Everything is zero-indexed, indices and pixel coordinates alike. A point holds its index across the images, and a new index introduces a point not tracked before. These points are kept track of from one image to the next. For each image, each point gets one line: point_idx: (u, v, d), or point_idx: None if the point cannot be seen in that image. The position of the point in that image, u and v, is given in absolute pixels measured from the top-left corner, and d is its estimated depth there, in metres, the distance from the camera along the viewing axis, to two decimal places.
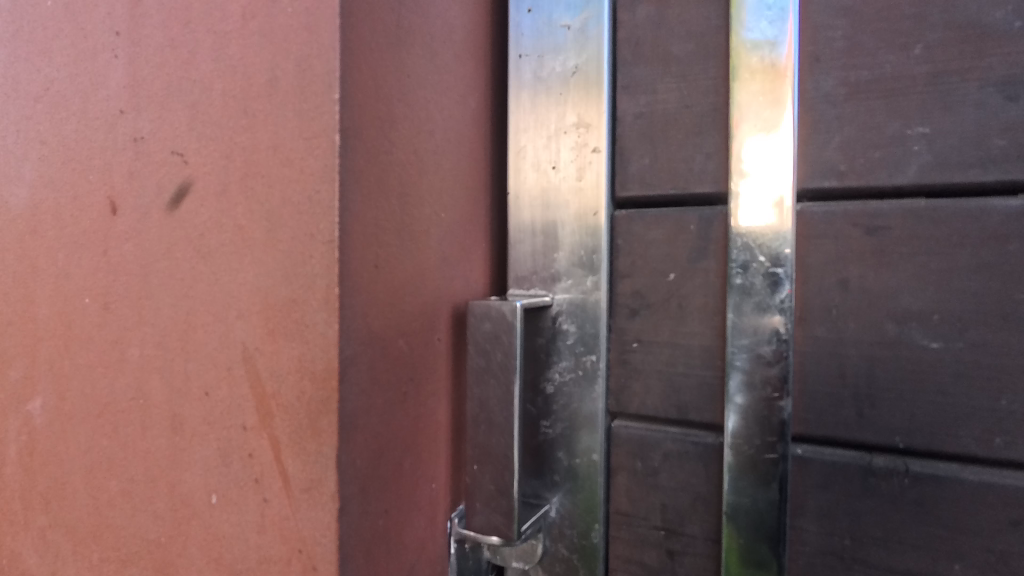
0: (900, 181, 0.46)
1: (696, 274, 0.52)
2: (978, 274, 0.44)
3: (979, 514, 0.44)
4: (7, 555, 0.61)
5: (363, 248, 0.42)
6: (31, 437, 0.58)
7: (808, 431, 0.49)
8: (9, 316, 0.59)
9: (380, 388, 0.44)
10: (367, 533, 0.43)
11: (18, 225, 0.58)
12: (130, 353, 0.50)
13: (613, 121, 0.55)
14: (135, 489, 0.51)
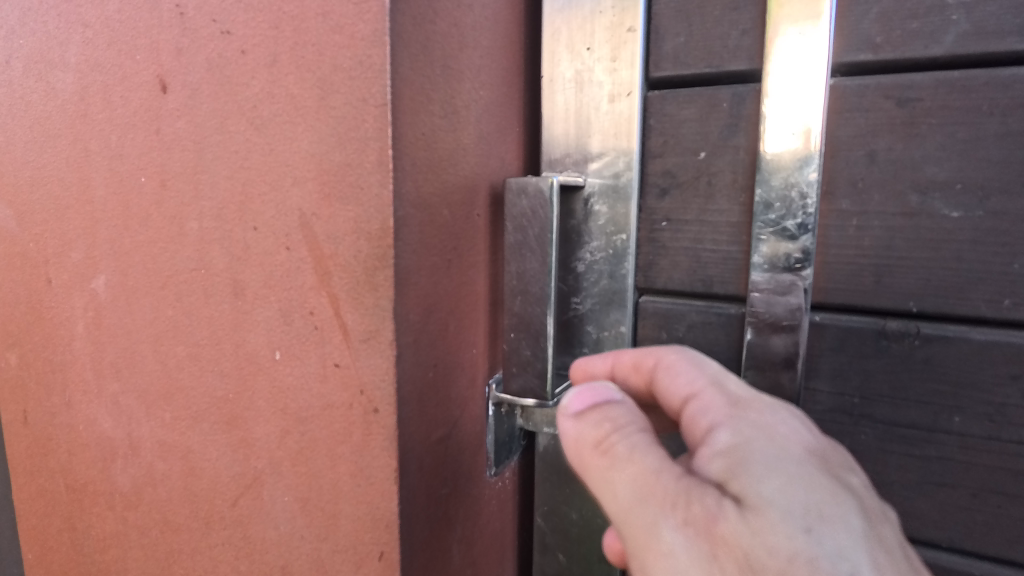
0: (936, 52, 0.46)
1: (727, 152, 0.54)
2: (1004, 143, 0.45)
3: (983, 370, 0.48)
4: (82, 421, 0.67)
5: (412, 114, 0.44)
6: (97, 312, 0.62)
7: (827, 299, 0.52)
8: (67, 199, 0.62)
9: (428, 252, 0.47)
10: (420, 382, 0.47)
11: (68, 110, 0.60)
12: (190, 227, 0.53)
13: None
14: (201, 352, 0.55)
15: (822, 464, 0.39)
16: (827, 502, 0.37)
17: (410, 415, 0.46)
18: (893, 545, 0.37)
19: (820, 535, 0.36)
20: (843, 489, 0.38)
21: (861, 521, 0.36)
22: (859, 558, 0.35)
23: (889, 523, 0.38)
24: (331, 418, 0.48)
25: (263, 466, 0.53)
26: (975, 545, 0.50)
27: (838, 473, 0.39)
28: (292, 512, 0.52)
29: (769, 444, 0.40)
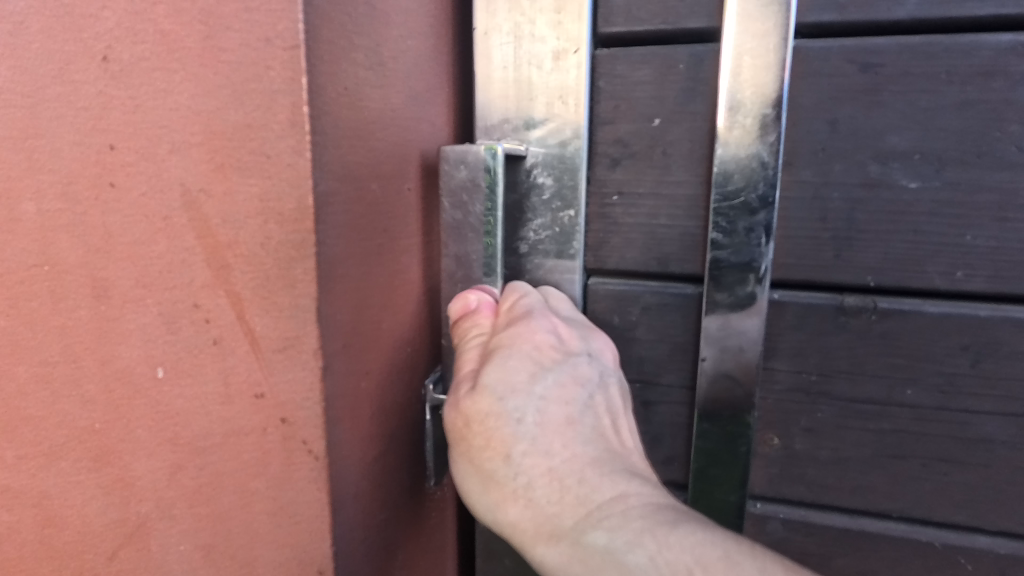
0: (899, 15, 0.44)
1: (682, 118, 0.49)
2: (963, 113, 0.44)
3: (935, 342, 0.47)
4: None
5: (332, 60, 0.34)
6: None
7: (787, 276, 0.49)
8: None
9: (355, 236, 0.38)
10: (354, 392, 0.39)
11: None
12: (21, 209, 0.40)
13: None
14: (53, 372, 0.42)
15: (550, 346, 0.44)
16: (524, 370, 0.43)
17: (342, 436, 0.38)
18: (578, 396, 0.44)
19: (513, 390, 0.42)
20: (555, 358, 0.44)
21: (551, 377, 0.43)
22: (528, 403, 0.42)
23: (593, 387, 0.45)
24: (239, 447, 0.39)
25: (149, 509, 0.42)
26: (923, 511, 0.51)
27: (563, 350, 0.45)
28: (193, 563, 0.42)
29: (515, 330, 0.44)
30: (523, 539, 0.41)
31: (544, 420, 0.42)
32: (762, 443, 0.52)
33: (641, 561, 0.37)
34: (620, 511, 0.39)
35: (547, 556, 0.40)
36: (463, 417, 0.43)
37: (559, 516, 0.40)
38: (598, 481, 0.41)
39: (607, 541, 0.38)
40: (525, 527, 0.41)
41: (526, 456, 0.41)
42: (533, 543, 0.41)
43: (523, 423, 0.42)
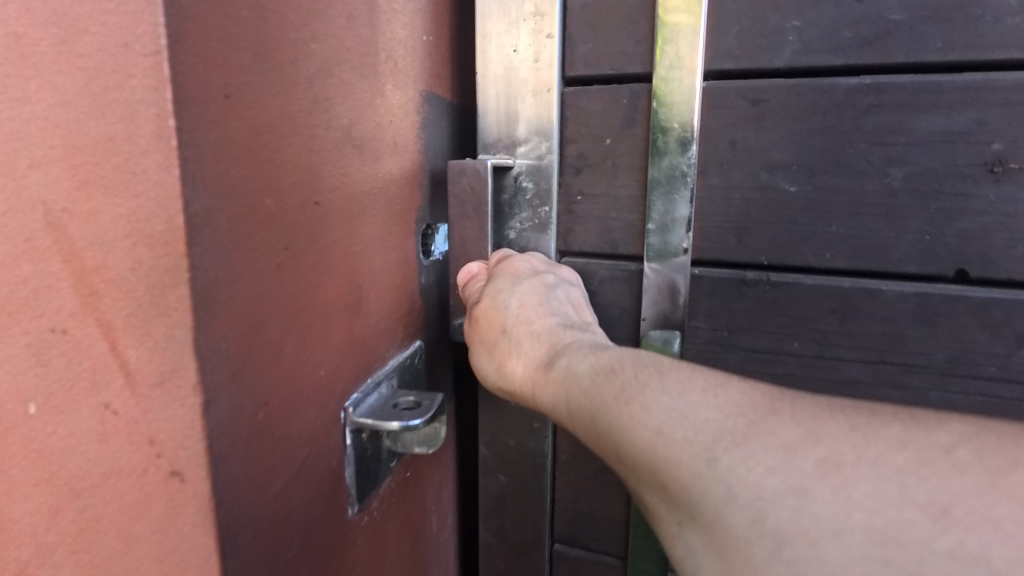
0: (777, 64, 0.61)
1: (626, 139, 0.67)
2: (825, 136, 0.60)
3: (812, 305, 0.63)
4: None
5: (261, 82, 0.39)
6: None
7: (703, 256, 0.66)
8: None
9: (247, 255, 0.39)
10: (366, 350, 0.55)
11: None
12: None
13: (564, 10, 0.67)
14: None
15: (526, 267, 0.66)
16: (507, 278, 0.64)
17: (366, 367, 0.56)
18: (548, 292, 0.64)
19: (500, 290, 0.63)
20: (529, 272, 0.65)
21: (530, 283, 0.63)
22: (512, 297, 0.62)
23: (560, 288, 0.65)
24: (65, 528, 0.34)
25: None
26: None
27: (535, 270, 0.66)
28: None
29: (502, 261, 0.66)
30: (525, 387, 0.60)
31: (524, 305, 0.62)
32: None
33: (586, 367, 0.53)
34: (578, 349, 0.56)
35: (540, 390, 0.58)
36: (475, 318, 0.64)
37: (542, 364, 0.58)
38: (563, 337, 0.59)
39: (571, 365, 0.55)
40: (524, 377, 0.59)
41: (515, 331, 0.62)
42: (531, 388, 0.59)
43: (510, 309, 0.62)
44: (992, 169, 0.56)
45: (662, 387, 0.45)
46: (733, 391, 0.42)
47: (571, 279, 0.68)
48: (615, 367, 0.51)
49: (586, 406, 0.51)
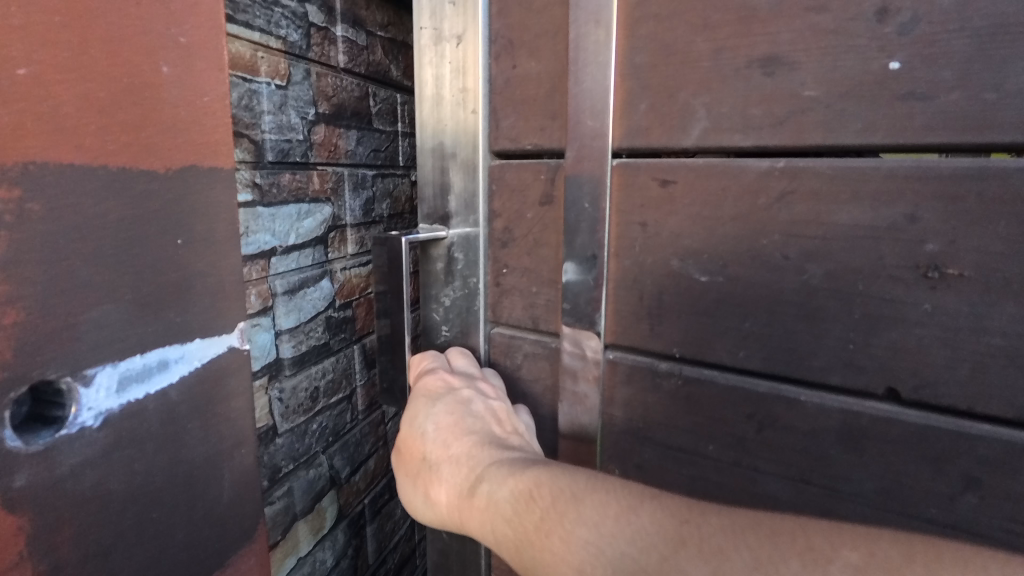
0: (686, 142, 0.55)
1: (544, 214, 0.65)
2: (736, 223, 0.53)
3: (727, 407, 0.57)
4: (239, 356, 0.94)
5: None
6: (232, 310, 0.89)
7: (617, 340, 0.62)
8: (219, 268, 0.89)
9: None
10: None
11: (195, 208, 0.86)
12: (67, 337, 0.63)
13: (490, 84, 0.67)
14: None
15: (443, 384, 0.65)
16: (425, 402, 0.63)
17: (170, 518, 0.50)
18: (468, 407, 0.62)
19: (420, 417, 0.62)
20: (446, 389, 0.64)
21: (446, 403, 0.62)
22: (431, 421, 0.61)
23: (480, 400, 0.63)
24: None
25: None
26: None
27: (452, 385, 0.65)
28: None
29: (421, 385, 0.65)
30: (455, 519, 0.56)
31: (445, 426, 0.60)
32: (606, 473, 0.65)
33: (505, 492, 0.50)
34: (495, 469, 0.53)
35: (465, 521, 0.54)
36: (405, 450, 0.62)
37: (463, 492, 0.55)
38: (484, 455, 0.56)
39: (488, 488, 0.52)
40: (451, 507, 0.56)
41: (440, 457, 0.59)
42: (459, 520, 0.55)
43: (432, 434, 0.60)
44: (928, 274, 0.47)
45: (576, 514, 0.44)
46: (642, 514, 0.42)
47: (494, 395, 0.66)
48: (532, 489, 0.48)
49: (515, 538, 0.47)
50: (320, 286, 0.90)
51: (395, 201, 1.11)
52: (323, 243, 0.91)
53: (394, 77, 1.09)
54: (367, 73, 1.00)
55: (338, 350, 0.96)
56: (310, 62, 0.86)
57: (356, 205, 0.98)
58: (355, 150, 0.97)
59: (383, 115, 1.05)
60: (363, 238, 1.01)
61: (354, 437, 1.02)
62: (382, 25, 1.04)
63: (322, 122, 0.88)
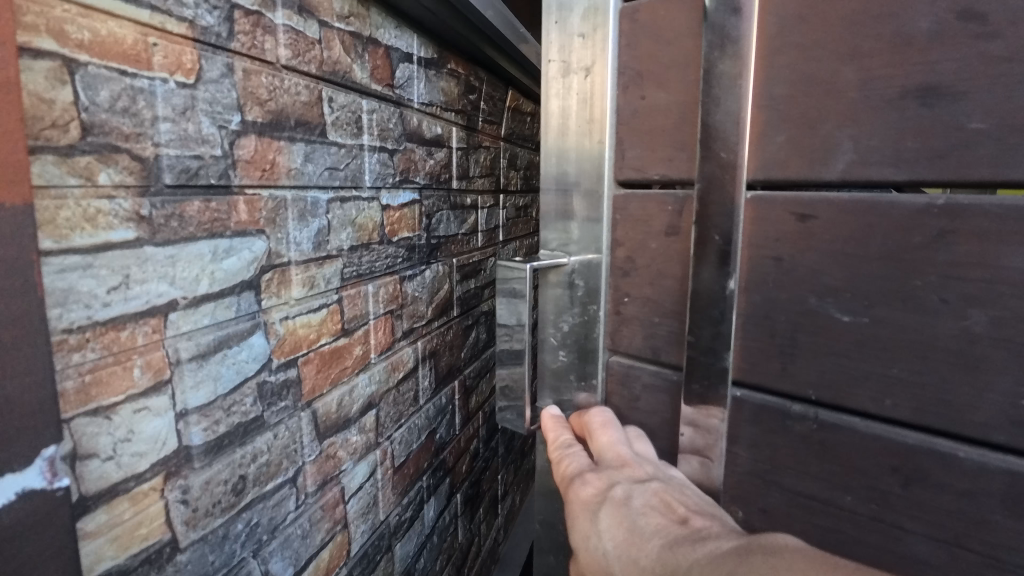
0: (829, 175, 0.53)
1: (669, 245, 0.65)
2: (884, 263, 0.50)
3: (867, 458, 0.53)
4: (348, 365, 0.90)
5: None
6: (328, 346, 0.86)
7: (744, 378, 0.60)
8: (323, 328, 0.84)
9: None
10: None
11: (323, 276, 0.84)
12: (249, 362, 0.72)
13: (616, 115, 0.68)
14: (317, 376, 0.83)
15: (591, 493, 0.60)
16: (587, 519, 0.58)
17: None
18: (626, 510, 0.56)
19: (591, 537, 0.57)
20: (597, 498, 0.59)
21: (605, 515, 0.56)
22: (602, 539, 0.56)
23: (634, 493, 0.57)
24: None
25: None
26: None
27: (602, 491, 0.60)
28: None
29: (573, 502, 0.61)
30: None
31: (614, 540, 0.55)
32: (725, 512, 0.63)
33: None
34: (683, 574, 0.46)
35: None
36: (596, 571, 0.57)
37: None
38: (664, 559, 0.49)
39: None
40: None
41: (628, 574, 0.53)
42: None
43: (608, 552, 0.55)
44: None
45: None
46: None
47: (636, 462, 0.63)
48: None
49: None
50: (249, 345, 0.69)
51: (361, 230, 0.91)
52: (252, 288, 0.69)
53: (364, 82, 0.90)
54: (343, 82, 0.85)
55: (274, 425, 0.74)
56: (229, 53, 0.64)
57: (303, 239, 0.77)
58: (303, 168, 0.77)
59: (345, 125, 0.85)
60: (316, 277, 0.80)
61: (297, 529, 0.79)
62: (344, 17, 0.84)
63: (250, 131, 0.67)
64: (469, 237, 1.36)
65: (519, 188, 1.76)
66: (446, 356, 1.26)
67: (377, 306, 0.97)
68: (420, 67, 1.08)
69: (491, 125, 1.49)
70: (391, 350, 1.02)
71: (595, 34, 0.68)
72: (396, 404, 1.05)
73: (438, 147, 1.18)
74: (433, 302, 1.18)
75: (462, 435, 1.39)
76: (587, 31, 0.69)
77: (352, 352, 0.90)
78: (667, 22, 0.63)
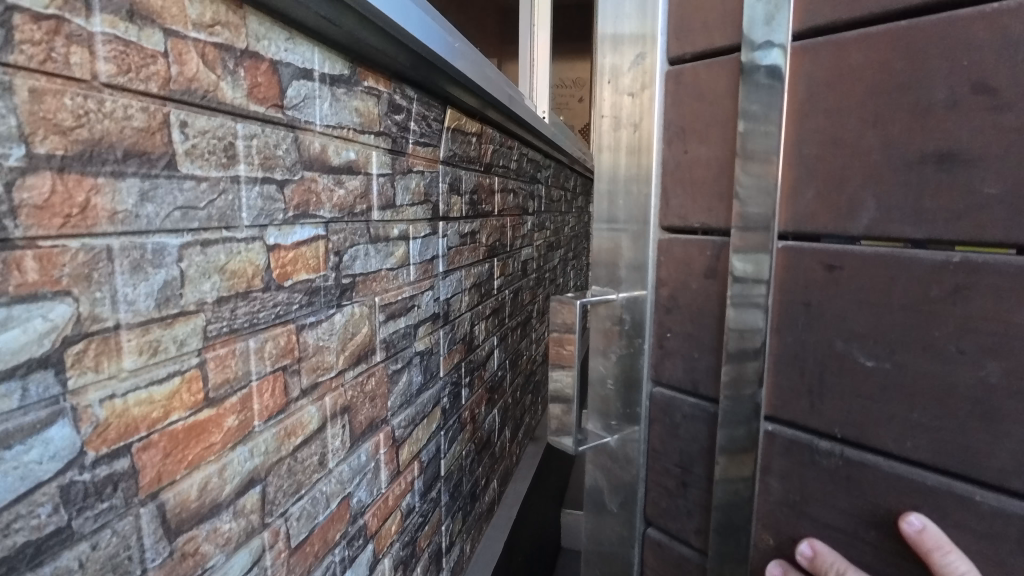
0: (853, 230, 0.57)
1: (708, 286, 0.71)
2: (905, 313, 0.54)
3: (890, 495, 0.56)
4: (230, 438, 0.66)
5: None
6: (239, 414, 0.67)
7: (776, 413, 0.65)
8: (228, 392, 0.65)
9: None
10: None
11: (227, 336, 0.65)
12: (178, 421, 0.59)
13: (661, 167, 0.75)
14: (180, 451, 0.59)
15: None
16: None
17: None
18: None
19: None
20: None
21: None
22: None
23: None
24: None
25: None
26: None
27: None
28: None
29: None
30: None
31: None
32: (759, 540, 0.68)
33: None
34: None
35: None
36: None
37: None
38: None
39: None
40: None
41: None
42: None
43: None
44: None
45: None
46: None
47: None
48: None
49: None
50: (45, 440, 0.46)
51: (234, 277, 0.66)
52: (52, 365, 0.46)
53: (240, 103, 0.66)
54: (207, 104, 0.61)
55: (91, 535, 0.50)
56: (3, 70, 0.42)
57: (141, 295, 0.54)
58: (139, 210, 0.53)
59: (206, 154, 0.61)
60: (161, 340, 0.56)
61: None
62: (205, 25, 0.60)
63: (44, 165, 0.45)
64: (397, 272, 1.12)
65: (465, 213, 1.52)
66: (367, 407, 1.00)
67: (262, 365, 0.71)
68: (325, 85, 0.84)
69: (426, 147, 1.24)
70: (285, 412, 0.76)
71: (644, 91, 0.75)
72: (292, 474, 0.78)
73: (352, 173, 0.93)
74: (346, 351, 0.91)
75: (390, 492, 1.12)
76: (636, 88, 0.76)
77: (221, 426, 0.64)
78: (709, 84, 0.69)
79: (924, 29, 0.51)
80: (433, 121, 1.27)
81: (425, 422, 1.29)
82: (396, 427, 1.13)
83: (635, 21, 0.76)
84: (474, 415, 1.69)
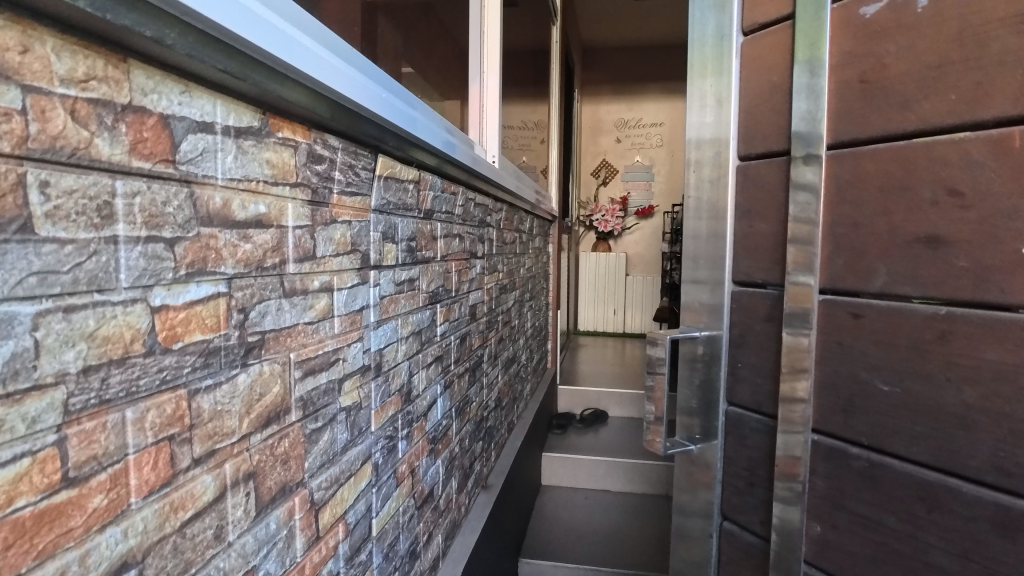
0: (869, 288, 0.79)
1: (767, 328, 0.94)
2: (909, 350, 0.74)
3: (903, 489, 0.75)
4: (100, 522, 0.56)
5: None
6: (116, 489, 0.58)
7: (819, 426, 0.86)
8: (95, 467, 0.56)
9: None
10: None
11: (104, 409, 0.57)
12: (21, 506, 0.49)
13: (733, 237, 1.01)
14: (18, 546, 0.49)
15: None
16: None
17: None
18: None
19: None
20: None
21: None
22: None
23: None
24: None
25: None
26: None
27: None
28: None
29: None
30: None
31: None
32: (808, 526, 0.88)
33: None
34: None
35: None
36: None
37: None
38: None
39: None
40: None
41: None
42: None
43: None
44: None
45: None
46: None
47: None
48: None
49: None
50: None
51: (107, 344, 0.57)
52: None
53: (119, 161, 0.58)
54: (77, 162, 0.54)
55: None
56: None
57: None
58: None
59: (72, 216, 0.53)
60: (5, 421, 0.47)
61: None
62: (76, 81, 0.54)
63: None
64: (318, 325, 1.01)
65: (399, 262, 1.48)
66: (275, 471, 0.88)
67: (141, 437, 0.61)
68: (230, 139, 0.76)
69: (354, 196, 1.16)
70: (170, 485, 0.66)
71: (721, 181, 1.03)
72: (178, 554, 0.67)
73: (261, 227, 0.82)
74: (251, 414, 0.80)
75: (307, 561, 0.98)
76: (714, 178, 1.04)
77: (84, 507, 0.55)
78: (765, 177, 0.95)
79: (914, 150, 0.73)
80: (364, 171, 1.21)
81: (351, 481, 1.17)
82: (314, 490, 1.00)
83: (714, 128, 1.03)
84: (414, 467, 1.63)
